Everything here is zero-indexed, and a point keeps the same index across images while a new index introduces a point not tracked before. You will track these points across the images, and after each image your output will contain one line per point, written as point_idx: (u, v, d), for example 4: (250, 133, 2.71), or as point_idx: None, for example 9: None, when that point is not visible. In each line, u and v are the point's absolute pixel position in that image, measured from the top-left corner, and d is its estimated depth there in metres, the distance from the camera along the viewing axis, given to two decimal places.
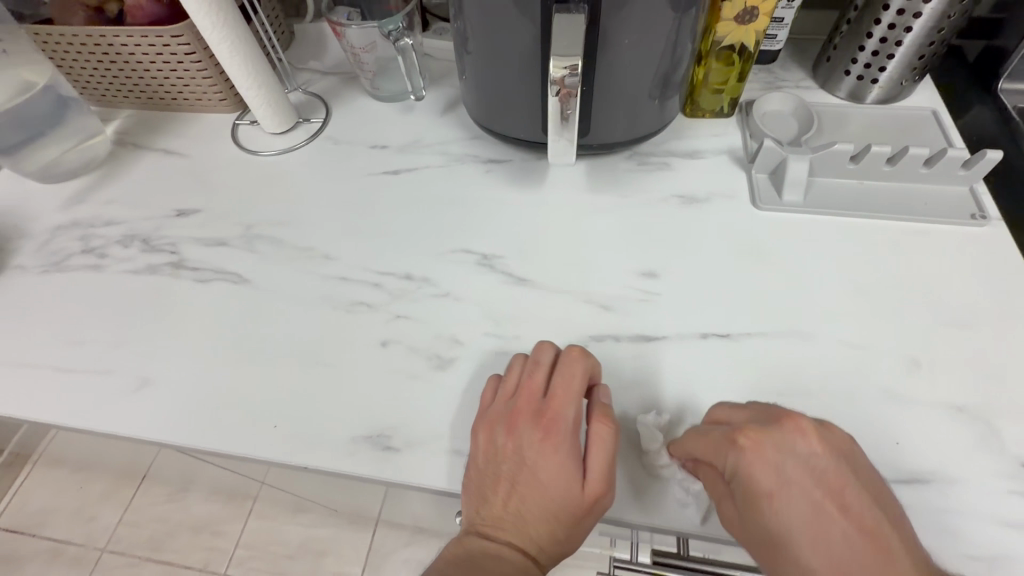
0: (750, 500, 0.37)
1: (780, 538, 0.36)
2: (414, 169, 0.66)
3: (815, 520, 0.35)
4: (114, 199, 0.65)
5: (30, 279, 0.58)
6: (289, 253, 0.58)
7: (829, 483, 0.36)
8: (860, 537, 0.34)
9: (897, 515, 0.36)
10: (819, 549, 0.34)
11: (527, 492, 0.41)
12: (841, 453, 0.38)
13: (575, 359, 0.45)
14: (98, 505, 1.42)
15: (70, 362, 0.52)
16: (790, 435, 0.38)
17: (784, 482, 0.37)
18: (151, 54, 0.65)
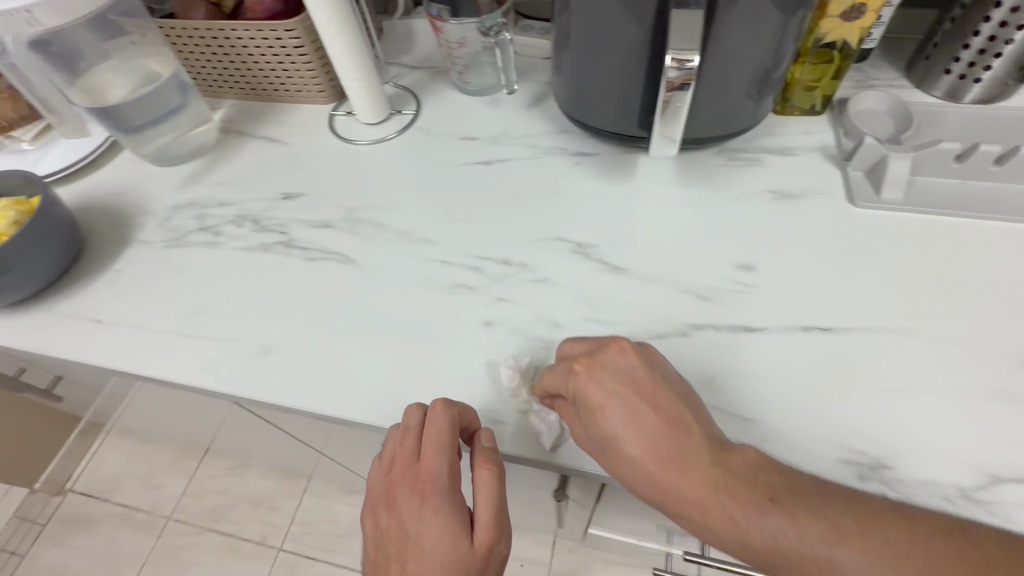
0: (587, 412, 0.44)
1: (613, 440, 0.42)
2: (505, 160, 0.68)
3: (636, 420, 0.42)
4: (225, 182, 0.70)
5: (155, 252, 0.63)
6: (389, 237, 0.61)
7: (647, 392, 0.43)
8: (668, 430, 0.42)
9: (697, 407, 0.43)
10: (640, 442, 0.41)
11: (419, 563, 0.45)
12: (649, 362, 0.45)
13: (439, 412, 0.46)
14: (165, 474, 1.51)
15: (197, 329, 0.57)
16: (618, 357, 0.45)
17: (611, 395, 0.43)
18: (262, 47, 0.70)
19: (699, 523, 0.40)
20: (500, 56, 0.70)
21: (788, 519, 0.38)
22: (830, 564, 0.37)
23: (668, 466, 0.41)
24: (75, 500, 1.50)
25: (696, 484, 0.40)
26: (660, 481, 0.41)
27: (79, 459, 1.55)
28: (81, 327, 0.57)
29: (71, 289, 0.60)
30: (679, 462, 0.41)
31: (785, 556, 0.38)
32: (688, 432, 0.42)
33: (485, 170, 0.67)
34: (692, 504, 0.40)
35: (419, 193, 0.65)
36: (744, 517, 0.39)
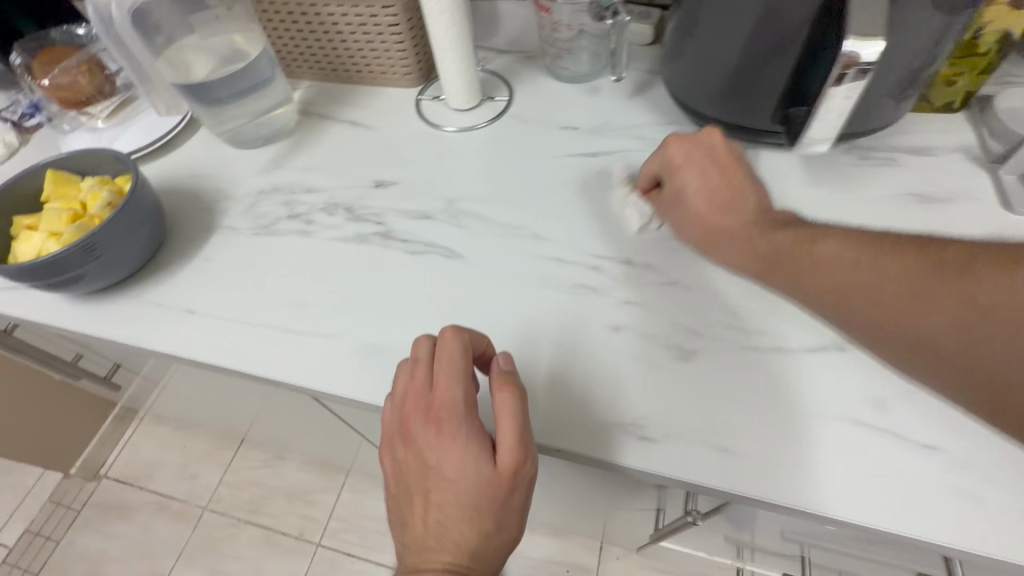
0: (669, 173, 0.52)
1: (681, 195, 0.51)
2: (612, 151, 0.63)
3: (705, 176, 0.50)
4: (310, 166, 0.66)
5: (244, 240, 0.59)
6: (495, 231, 0.57)
7: (721, 162, 0.51)
8: (727, 184, 0.49)
9: (759, 188, 0.50)
10: (699, 195, 0.49)
11: (443, 493, 0.44)
12: (733, 152, 0.51)
13: (449, 338, 0.46)
14: (200, 464, 1.49)
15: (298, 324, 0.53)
16: (702, 137, 0.52)
17: (688, 158, 0.51)
18: (353, 25, 0.66)
19: (729, 256, 0.48)
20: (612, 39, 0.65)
21: (818, 249, 0.44)
22: (832, 274, 0.42)
23: (719, 210, 0.48)
24: (110, 486, 1.48)
25: (735, 221, 0.48)
26: (707, 219, 0.49)
27: (113, 445, 1.53)
28: (174, 318, 0.54)
29: (159, 277, 0.57)
30: (726, 210, 0.48)
31: (817, 268, 0.43)
32: (746, 197, 0.49)
33: (591, 162, 0.62)
34: (724, 235, 0.48)
35: (520, 184, 0.61)
36: (762, 241, 0.46)
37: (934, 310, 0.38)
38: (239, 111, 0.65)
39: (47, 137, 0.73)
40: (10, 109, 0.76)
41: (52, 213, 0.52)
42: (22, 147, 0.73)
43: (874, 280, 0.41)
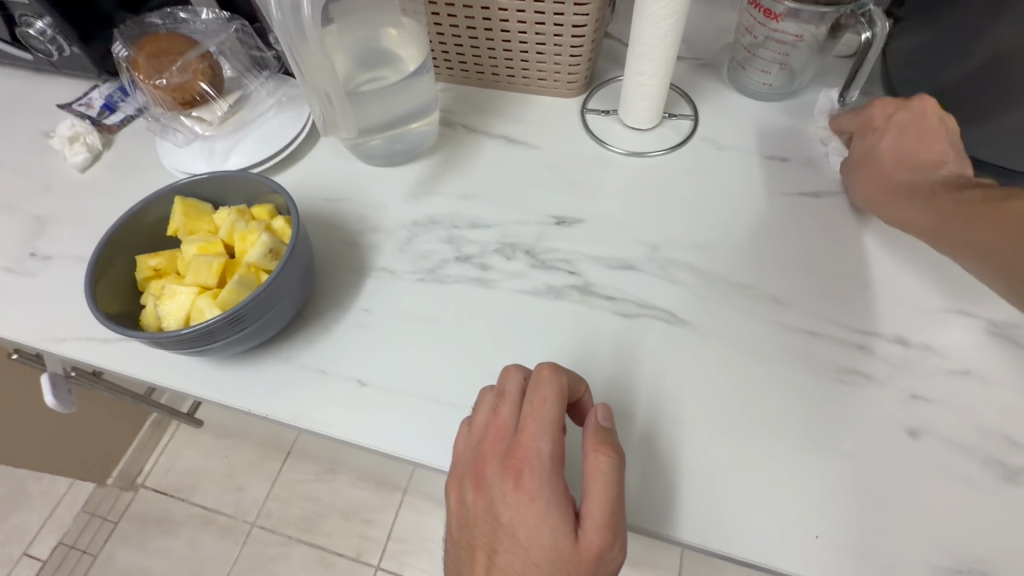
0: (862, 132, 0.52)
1: (868, 152, 0.50)
2: (839, 191, 0.53)
3: (904, 137, 0.49)
4: (470, 194, 0.55)
5: (408, 288, 0.49)
6: (719, 290, 0.47)
7: (927, 129, 0.48)
8: (923, 148, 0.48)
9: (962, 163, 0.48)
10: (887, 153, 0.49)
11: (509, 561, 0.35)
12: (944, 122, 0.48)
13: (545, 379, 0.38)
14: (245, 475, 1.38)
15: None
16: (915, 101, 0.49)
17: (887, 120, 0.50)
18: (527, 23, 0.54)
19: (902, 215, 0.47)
20: (858, 59, 0.52)
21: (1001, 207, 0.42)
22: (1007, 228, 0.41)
23: (903, 170, 0.49)
24: (149, 497, 1.38)
25: (916, 181, 0.48)
26: (891, 175, 0.49)
27: (150, 452, 1.43)
28: (343, 390, 0.44)
29: (315, 335, 0.47)
30: (915, 172, 0.48)
31: (992, 241, 0.42)
32: (943, 167, 0.48)
33: (817, 204, 0.52)
34: (903, 195, 0.48)
35: (736, 230, 0.51)
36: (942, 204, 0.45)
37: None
38: (387, 123, 0.53)
39: (137, 141, 0.61)
40: (88, 104, 0.64)
41: (200, 260, 0.41)
42: (106, 152, 0.61)
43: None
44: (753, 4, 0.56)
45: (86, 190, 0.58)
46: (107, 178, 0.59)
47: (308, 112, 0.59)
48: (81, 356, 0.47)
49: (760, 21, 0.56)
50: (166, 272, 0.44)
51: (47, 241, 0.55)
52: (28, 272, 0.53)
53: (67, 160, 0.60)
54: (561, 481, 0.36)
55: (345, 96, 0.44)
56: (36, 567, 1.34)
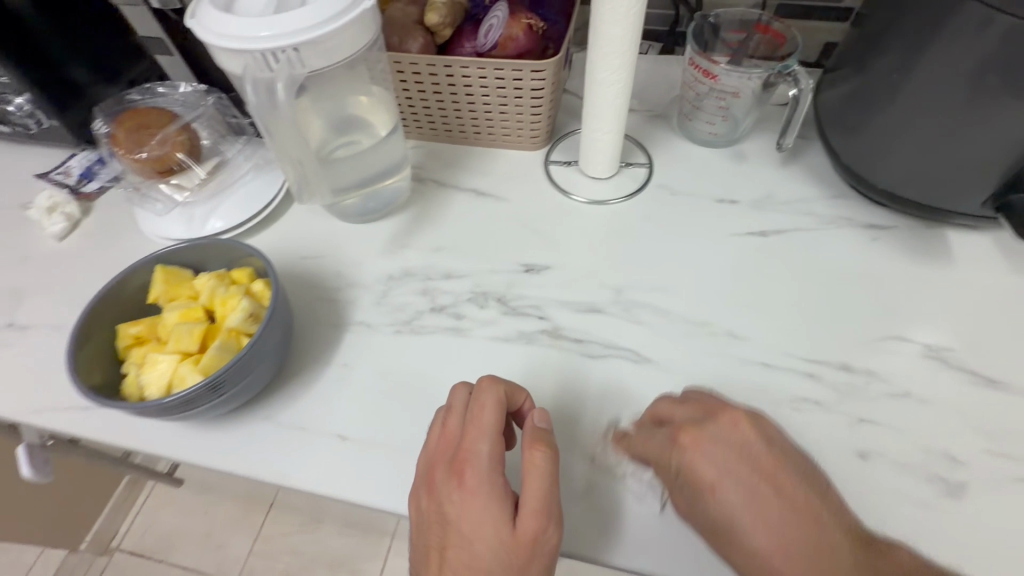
0: (694, 492, 0.38)
1: (726, 520, 0.37)
2: (783, 230, 0.57)
3: (753, 504, 0.37)
4: (442, 246, 0.58)
5: (386, 341, 0.51)
6: (680, 329, 0.51)
7: (763, 468, 0.38)
8: (790, 509, 0.36)
9: (820, 488, 0.38)
10: (762, 531, 0.36)
11: (457, 558, 0.37)
12: (767, 440, 0.39)
13: (485, 388, 0.41)
14: (226, 531, 1.34)
15: None
16: (727, 428, 0.39)
17: (721, 473, 0.38)
18: (489, 87, 0.59)
19: None
20: (789, 111, 0.58)
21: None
22: None
23: (795, 552, 0.35)
24: (124, 561, 1.33)
25: (828, 557, 0.34)
26: (776, 555, 0.35)
27: (126, 513, 1.38)
28: (324, 446, 0.45)
29: (295, 391, 0.48)
30: (807, 556, 0.35)
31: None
32: (816, 516, 0.36)
33: (763, 243, 0.57)
34: None
35: (692, 271, 0.55)
36: None
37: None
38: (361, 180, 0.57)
39: (115, 207, 0.63)
40: (65, 172, 0.66)
41: (180, 328, 0.43)
42: (83, 219, 0.63)
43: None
44: (692, 65, 0.62)
45: (64, 257, 0.59)
46: (86, 244, 0.60)
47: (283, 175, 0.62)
48: (61, 426, 0.47)
49: (700, 79, 0.62)
50: (145, 339, 0.45)
51: (24, 310, 0.55)
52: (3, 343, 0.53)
53: (45, 229, 0.61)
54: (500, 477, 0.38)
55: (317, 165, 0.47)
56: None
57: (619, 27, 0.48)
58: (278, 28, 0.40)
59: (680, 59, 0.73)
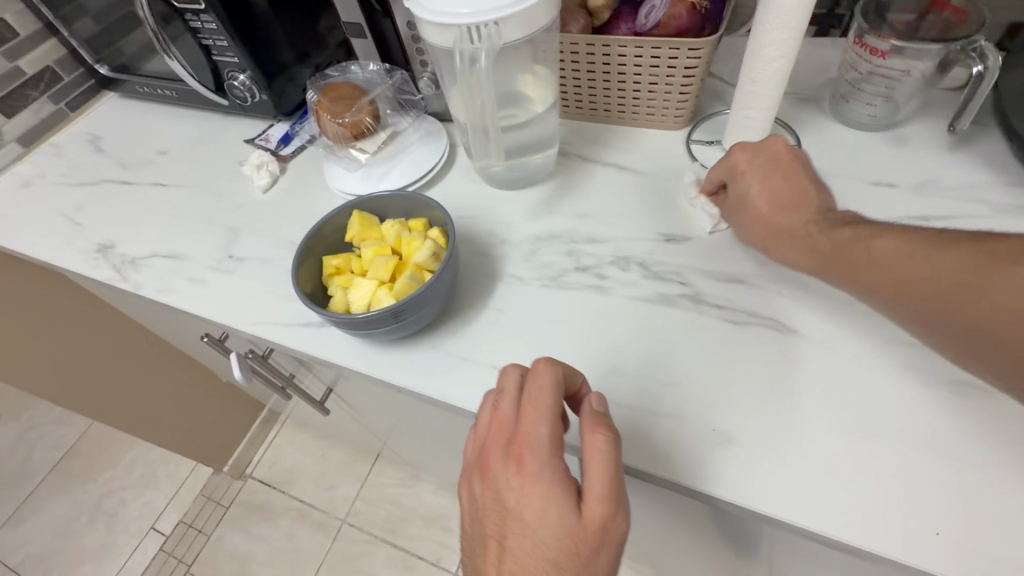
0: (732, 179, 0.53)
1: (743, 195, 0.51)
2: (950, 216, 0.55)
3: (762, 178, 0.50)
4: (586, 213, 0.62)
5: (534, 292, 0.56)
6: (827, 304, 0.51)
7: (784, 167, 0.50)
8: (789, 193, 0.49)
9: (825, 192, 0.50)
10: (763, 196, 0.50)
11: (519, 544, 0.37)
12: (797, 155, 0.51)
13: (541, 371, 0.41)
14: (338, 475, 1.50)
15: (621, 397, 0.48)
16: (767, 144, 0.52)
17: (749, 165, 0.52)
18: (642, 66, 0.62)
19: (794, 258, 0.47)
20: (969, 91, 0.54)
21: (877, 246, 0.42)
22: (893, 270, 0.41)
23: (781, 210, 0.49)
24: (254, 487, 1.52)
25: (797, 221, 0.47)
26: (770, 217, 0.49)
27: (259, 445, 1.57)
28: (481, 375, 0.51)
29: (457, 328, 0.55)
30: (788, 212, 0.48)
31: (879, 267, 0.41)
32: (810, 199, 0.49)
33: (925, 228, 0.54)
34: (791, 235, 0.47)
35: None
36: (827, 237, 0.45)
37: (1001, 297, 0.35)
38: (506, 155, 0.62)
39: (305, 168, 0.75)
40: (266, 139, 0.80)
41: (378, 260, 0.51)
42: (280, 176, 0.75)
43: (923, 274, 0.39)
44: (859, 43, 0.60)
45: (266, 206, 0.72)
46: (283, 196, 0.72)
47: (445, 144, 0.70)
48: (270, 337, 0.58)
49: (865, 58, 0.60)
50: (343, 271, 0.54)
51: (239, 245, 0.68)
52: (226, 269, 0.65)
53: (253, 182, 0.74)
54: (560, 462, 0.39)
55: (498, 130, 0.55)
56: (159, 541, 1.51)
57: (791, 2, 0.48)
58: (477, 7, 0.46)
59: (835, 43, 0.71)
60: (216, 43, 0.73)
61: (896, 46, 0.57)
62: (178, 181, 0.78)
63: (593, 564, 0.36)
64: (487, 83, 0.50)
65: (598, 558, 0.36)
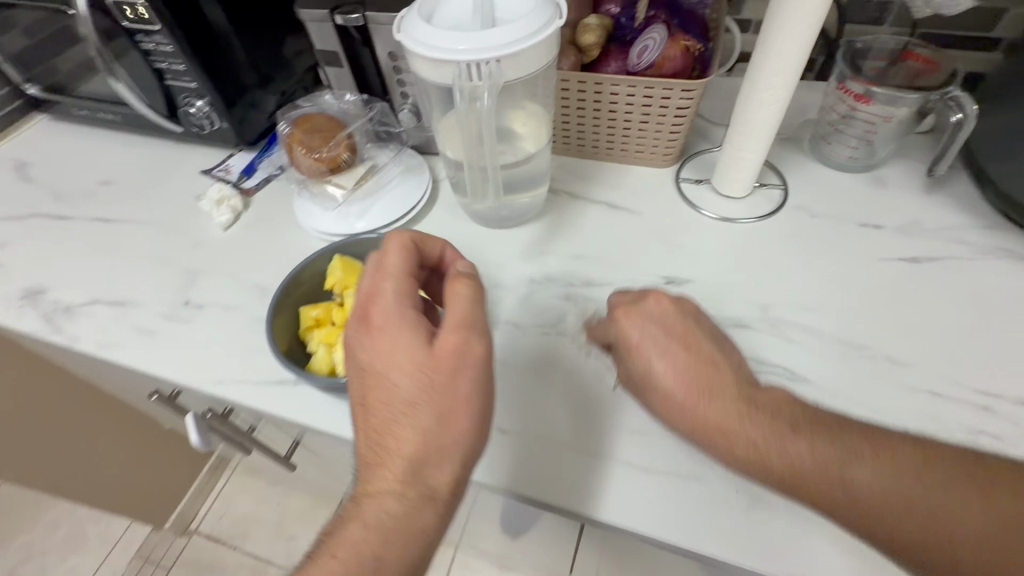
0: (625, 349, 0.43)
1: (647, 374, 0.41)
2: (937, 258, 0.56)
3: (667, 353, 0.41)
4: (582, 253, 0.60)
5: (534, 341, 0.53)
6: (833, 349, 0.50)
7: (681, 335, 0.42)
8: (699, 370, 0.41)
9: (727, 351, 0.43)
10: (676, 382, 0.40)
11: (381, 396, 0.39)
12: (686, 314, 0.44)
13: (392, 240, 0.44)
14: (297, 525, 1.38)
15: (641, 458, 0.46)
16: (650, 305, 0.44)
17: (646, 338, 0.42)
18: (634, 105, 0.61)
19: (730, 458, 0.38)
20: (947, 138, 0.56)
21: (837, 468, 0.36)
22: (860, 500, 0.35)
23: (700, 395, 0.39)
24: (201, 544, 1.37)
25: (725, 411, 0.39)
26: (690, 410, 0.39)
27: (205, 497, 1.42)
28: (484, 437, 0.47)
29: None
30: (707, 399, 0.39)
31: (843, 494, 0.35)
32: (718, 372, 0.41)
33: (916, 270, 0.55)
34: (722, 431, 0.38)
35: (841, 293, 0.54)
36: (766, 442, 0.37)
37: (966, 531, 0.33)
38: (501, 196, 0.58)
39: (273, 203, 0.69)
40: (226, 171, 0.74)
41: None
42: (245, 212, 0.68)
43: (884, 497, 0.35)
44: (842, 88, 0.62)
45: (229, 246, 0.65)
46: (248, 235, 0.66)
47: (427, 179, 0.66)
48: (239, 397, 0.52)
49: (848, 102, 0.62)
50: (325, 322, 0.49)
51: (198, 291, 0.60)
52: (182, 319, 0.58)
53: (213, 219, 0.67)
54: (409, 312, 0.41)
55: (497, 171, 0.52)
56: None
57: (791, 49, 0.48)
58: (476, 43, 0.43)
59: (811, 85, 0.74)
60: (172, 66, 0.67)
61: (879, 94, 0.59)
62: (125, 216, 0.70)
63: (455, 395, 0.38)
64: (488, 114, 0.47)
65: (455, 382, 0.38)
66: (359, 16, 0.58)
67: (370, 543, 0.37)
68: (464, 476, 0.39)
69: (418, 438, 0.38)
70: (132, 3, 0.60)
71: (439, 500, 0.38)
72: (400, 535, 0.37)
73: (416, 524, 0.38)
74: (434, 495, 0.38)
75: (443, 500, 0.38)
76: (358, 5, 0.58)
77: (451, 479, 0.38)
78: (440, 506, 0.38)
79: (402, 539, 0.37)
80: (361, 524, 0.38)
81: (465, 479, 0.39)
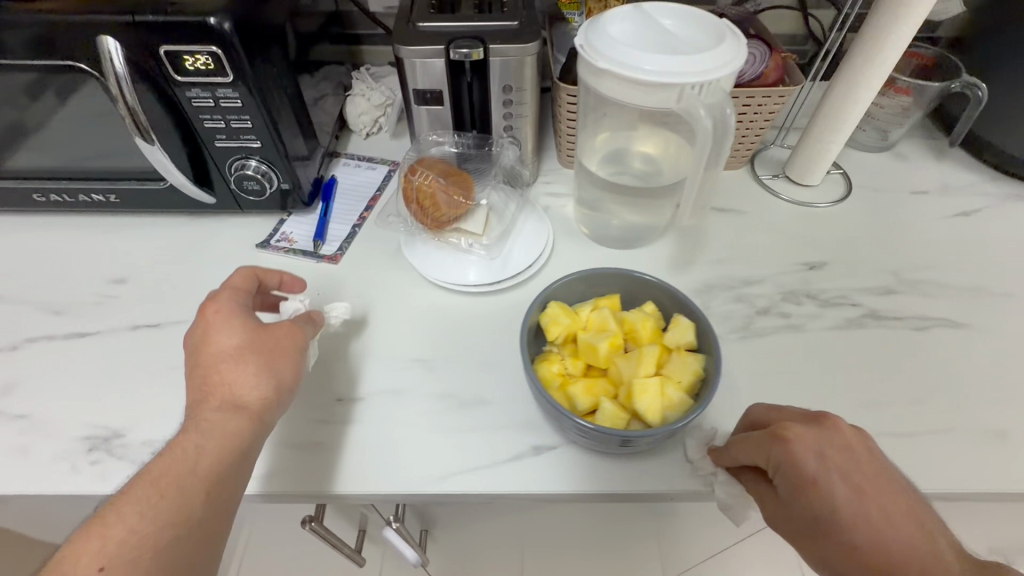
0: (794, 487, 0.37)
1: (831, 518, 0.35)
2: (980, 209, 0.69)
3: (853, 501, 0.36)
4: (723, 257, 0.63)
5: (738, 348, 0.54)
6: (962, 295, 0.60)
7: (864, 469, 0.37)
8: (890, 521, 0.35)
9: (915, 496, 0.37)
10: (862, 529, 0.35)
11: (220, 363, 0.42)
12: (868, 449, 0.38)
13: (241, 271, 0.48)
14: None
15: (898, 426, 0.49)
16: (831, 434, 0.38)
17: (825, 469, 0.37)
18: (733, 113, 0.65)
19: None
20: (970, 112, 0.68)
21: None
22: None
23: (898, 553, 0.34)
24: None
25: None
26: (878, 558, 0.34)
27: None
28: None
29: None
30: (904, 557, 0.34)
31: None
32: (914, 520, 0.36)
33: (973, 221, 0.68)
34: None
35: (939, 249, 0.64)
36: None
37: None
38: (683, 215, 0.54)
39: (379, 266, 0.60)
40: (288, 239, 0.63)
41: (640, 351, 0.44)
42: (346, 282, 0.59)
43: None
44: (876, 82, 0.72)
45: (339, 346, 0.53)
46: (366, 308, 0.57)
47: (543, 213, 0.64)
48: (483, 486, 0.45)
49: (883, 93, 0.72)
50: (567, 377, 0.45)
51: (341, 380, 0.51)
52: (345, 417, 0.49)
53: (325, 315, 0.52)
54: (246, 315, 0.45)
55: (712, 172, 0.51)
56: None
57: (893, 54, 0.56)
58: (670, 67, 0.44)
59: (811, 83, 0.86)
60: (231, 124, 0.55)
61: (913, 85, 0.70)
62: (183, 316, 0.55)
63: (287, 354, 0.44)
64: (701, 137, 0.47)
65: (281, 357, 0.43)
66: (478, 51, 0.54)
67: (205, 446, 0.38)
68: (279, 406, 0.43)
69: (254, 382, 0.41)
70: (198, 52, 0.48)
71: (249, 416, 0.40)
72: (211, 442, 0.38)
73: (226, 433, 0.39)
74: (250, 413, 0.41)
75: (253, 413, 0.41)
76: (475, 39, 0.54)
77: (259, 403, 0.41)
78: (252, 418, 0.40)
79: (216, 457, 0.38)
80: (204, 434, 0.39)
81: (274, 408, 0.42)
